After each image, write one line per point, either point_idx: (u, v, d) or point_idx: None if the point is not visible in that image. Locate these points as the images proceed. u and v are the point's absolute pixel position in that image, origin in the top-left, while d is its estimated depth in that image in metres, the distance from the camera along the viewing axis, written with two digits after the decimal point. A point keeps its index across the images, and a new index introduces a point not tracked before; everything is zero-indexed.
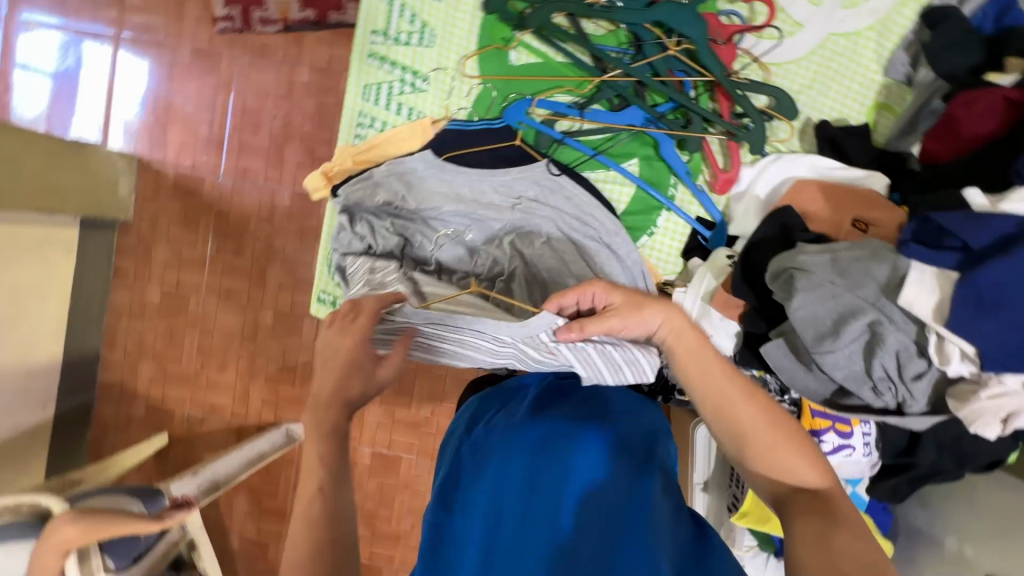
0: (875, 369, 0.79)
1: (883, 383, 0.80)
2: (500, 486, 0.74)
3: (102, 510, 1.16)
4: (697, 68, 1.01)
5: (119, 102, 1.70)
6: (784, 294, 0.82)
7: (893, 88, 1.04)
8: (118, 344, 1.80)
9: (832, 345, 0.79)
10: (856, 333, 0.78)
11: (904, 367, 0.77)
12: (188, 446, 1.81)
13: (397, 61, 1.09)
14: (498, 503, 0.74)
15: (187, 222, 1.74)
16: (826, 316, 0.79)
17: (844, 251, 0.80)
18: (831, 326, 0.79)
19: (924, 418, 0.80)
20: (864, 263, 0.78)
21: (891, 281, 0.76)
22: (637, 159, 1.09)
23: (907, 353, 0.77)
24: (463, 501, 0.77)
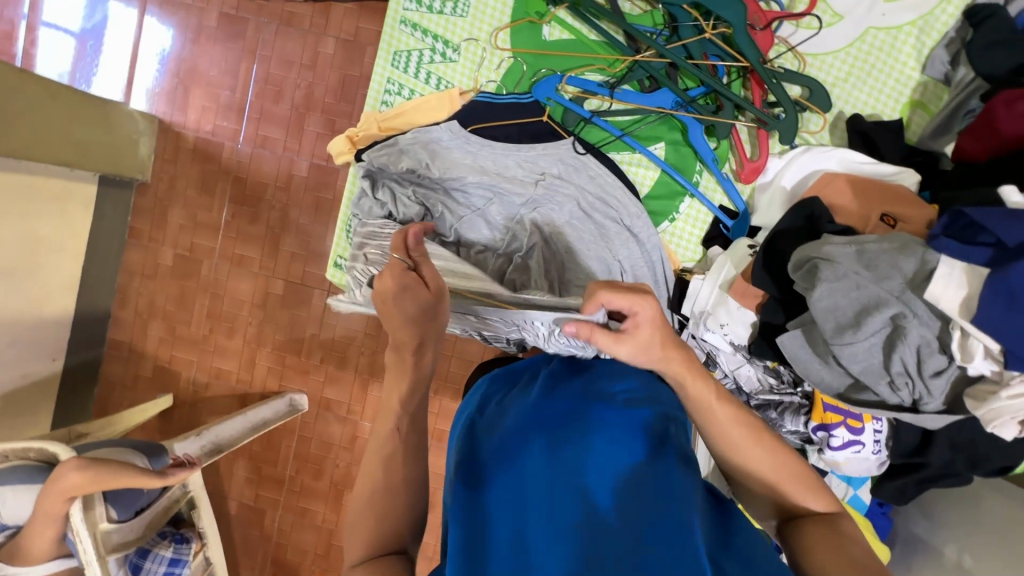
0: (894, 364, 0.78)
1: (900, 380, 0.79)
2: (521, 450, 0.67)
3: (108, 460, 1.17)
4: (732, 53, 1.00)
5: (143, 64, 1.71)
6: (806, 285, 0.82)
7: (929, 85, 1.03)
8: (129, 303, 1.81)
9: (852, 337, 0.79)
10: (879, 326, 0.77)
11: (925, 363, 0.76)
12: (192, 408, 1.83)
13: (428, 30, 1.09)
14: (525, 472, 0.65)
15: (205, 187, 1.75)
16: (848, 309, 0.79)
17: (871, 245, 0.79)
18: (852, 319, 0.79)
19: (942, 415, 0.79)
20: (891, 256, 0.77)
21: (919, 275, 0.75)
22: (663, 143, 1.08)
23: (930, 349, 0.75)
24: (487, 469, 0.69)
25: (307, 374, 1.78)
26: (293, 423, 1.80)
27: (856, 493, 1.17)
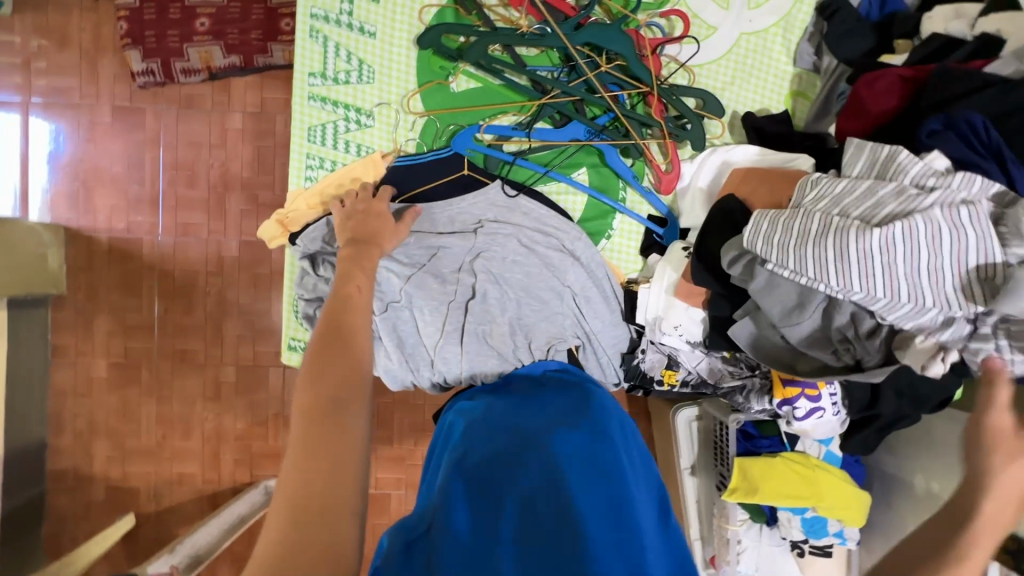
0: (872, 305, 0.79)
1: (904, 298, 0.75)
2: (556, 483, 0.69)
3: None
4: (629, 80, 1.08)
5: (36, 172, 1.61)
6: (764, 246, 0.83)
7: (803, 76, 1.15)
8: (66, 427, 1.67)
9: (837, 268, 0.77)
10: (866, 241, 0.75)
11: (933, 262, 0.73)
12: (159, 522, 1.70)
13: (338, 100, 1.10)
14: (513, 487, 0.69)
15: (130, 287, 1.65)
16: (812, 246, 0.79)
17: (807, 199, 0.86)
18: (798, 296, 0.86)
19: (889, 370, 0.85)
20: (840, 192, 0.82)
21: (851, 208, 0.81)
22: (585, 168, 1.14)
23: (930, 242, 0.72)
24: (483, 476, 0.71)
25: (278, 456, 1.71)
26: None
27: (828, 450, 1.25)
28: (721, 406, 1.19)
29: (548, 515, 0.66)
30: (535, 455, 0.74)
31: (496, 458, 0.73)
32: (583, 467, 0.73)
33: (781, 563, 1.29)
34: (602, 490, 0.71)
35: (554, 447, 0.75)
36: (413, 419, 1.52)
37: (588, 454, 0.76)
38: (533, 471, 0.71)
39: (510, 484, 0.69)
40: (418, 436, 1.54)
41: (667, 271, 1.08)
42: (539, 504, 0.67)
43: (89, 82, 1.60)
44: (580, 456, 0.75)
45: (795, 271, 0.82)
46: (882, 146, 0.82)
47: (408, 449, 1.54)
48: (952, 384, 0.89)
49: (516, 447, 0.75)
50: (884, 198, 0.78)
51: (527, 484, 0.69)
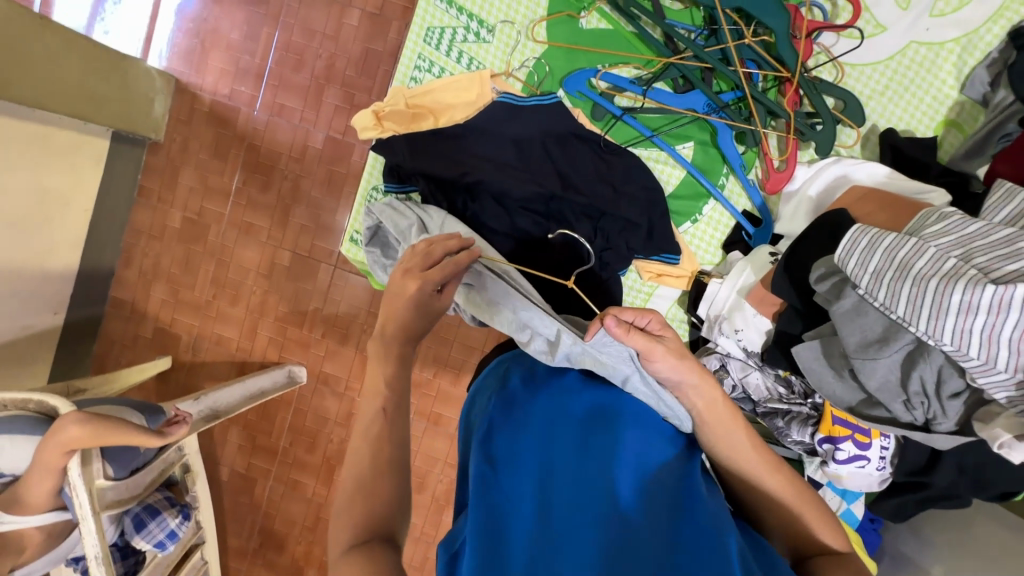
0: (964, 363, 0.71)
1: (1001, 363, 0.66)
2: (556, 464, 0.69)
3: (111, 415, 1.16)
4: (770, 61, 0.99)
5: (164, 20, 1.68)
6: (852, 272, 0.77)
7: (966, 105, 1.02)
8: (134, 262, 1.80)
9: (931, 313, 0.69)
10: (976, 295, 0.66)
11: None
12: (190, 373, 1.82)
13: (464, 8, 1.07)
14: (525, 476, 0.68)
15: (218, 152, 1.73)
16: (910, 285, 0.72)
17: (928, 230, 0.76)
18: (878, 331, 0.78)
19: (958, 439, 0.79)
20: (969, 233, 0.72)
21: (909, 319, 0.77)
22: (692, 143, 1.07)
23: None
24: (502, 460, 0.70)
25: (308, 347, 1.79)
26: (290, 395, 1.79)
27: None
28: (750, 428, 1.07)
29: (554, 496, 0.66)
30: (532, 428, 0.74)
31: (509, 434, 0.74)
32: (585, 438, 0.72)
33: None
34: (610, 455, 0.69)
35: (553, 424, 0.74)
36: (440, 351, 1.53)
37: (589, 424, 0.74)
38: (545, 455, 0.70)
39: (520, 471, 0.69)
40: (438, 368, 1.54)
41: (746, 271, 1.01)
42: (541, 485, 0.67)
43: None
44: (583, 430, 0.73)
45: (884, 304, 0.75)
46: None
47: (426, 378, 1.55)
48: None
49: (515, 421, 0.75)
50: (1022, 249, 0.67)
51: (523, 465, 0.69)
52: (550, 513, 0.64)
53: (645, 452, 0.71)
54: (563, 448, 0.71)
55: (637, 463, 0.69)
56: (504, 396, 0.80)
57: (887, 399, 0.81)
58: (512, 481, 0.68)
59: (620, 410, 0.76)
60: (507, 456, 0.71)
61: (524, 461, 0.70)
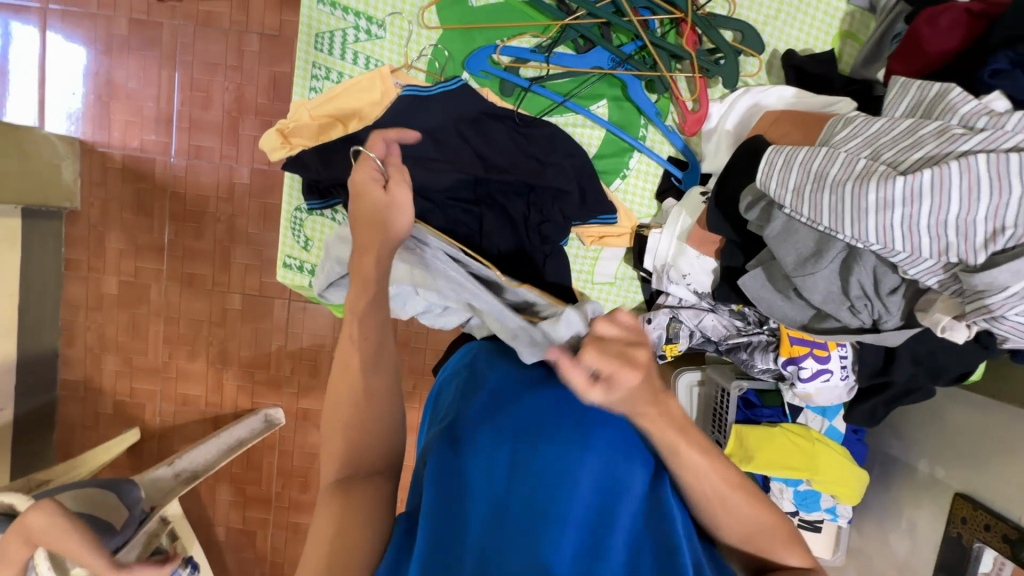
0: (892, 258, 0.73)
1: (924, 251, 0.68)
2: (525, 470, 0.63)
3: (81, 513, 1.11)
4: (662, 4, 0.99)
5: (54, 84, 1.58)
6: (777, 190, 0.77)
7: (856, 15, 1.04)
8: (77, 339, 1.70)
9: (853, 217, 0.70)
10: (888, 190, 0.67)
11: (964, 214, 0.64)
12: (162, 439, 1.74)
13: (349, 7, 1.04)
14: (481, 485, 0.63)
15: (141, 208, 1.64)
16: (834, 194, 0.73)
17: (838, 137, 0.78)
18: (810, 247, 0.79)
19: (903, 332, 0.81)
20: (874, 132, 0.74)
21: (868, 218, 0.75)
22: (606, 101, 1.07)
23: (963, 192, 0.63)
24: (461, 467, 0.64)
25: (280, 387, 1.73)
26: (272, 439, 1.73)
27: (831, 424, 1.22)
28: (723, 372, 1.26)
29: (515, 507, 0.61)
30: (500, 426, 0.67)
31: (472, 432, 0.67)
32: (559, 437, 0.65)
33: None
34: (581, 463, 0.64)
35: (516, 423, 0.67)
36: (414, 361, 1.52)
37: (568, 419, 0.67)
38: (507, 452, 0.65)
39: (478, 480, 0.63)
40: (417, 380, 1.54)
41: (682, 215, 1.02)
42: (497, 505, 0.61)
43: None
44: (558, 433, 0.66)
45: (810, 218, 0.76)
46: (931, 84, 0.73)
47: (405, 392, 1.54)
48: (976, 358, 0.83)
49: (480, 415, 0.69)
50: (923, 138, 0.69)
51: (491, 471, 0.63)
52: (508, 527, 0.60)
53: (615, 456, 0.66)
54: (535, 454, 0.64)
55: (607, 471, 0.65)
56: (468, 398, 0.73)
57: (832, 308, 0.82)
58: (466, 500, 0.62)
59: (592, 410, 0.68)
60: (468, 464, 0.64)
61: (483, 470, 0.64)
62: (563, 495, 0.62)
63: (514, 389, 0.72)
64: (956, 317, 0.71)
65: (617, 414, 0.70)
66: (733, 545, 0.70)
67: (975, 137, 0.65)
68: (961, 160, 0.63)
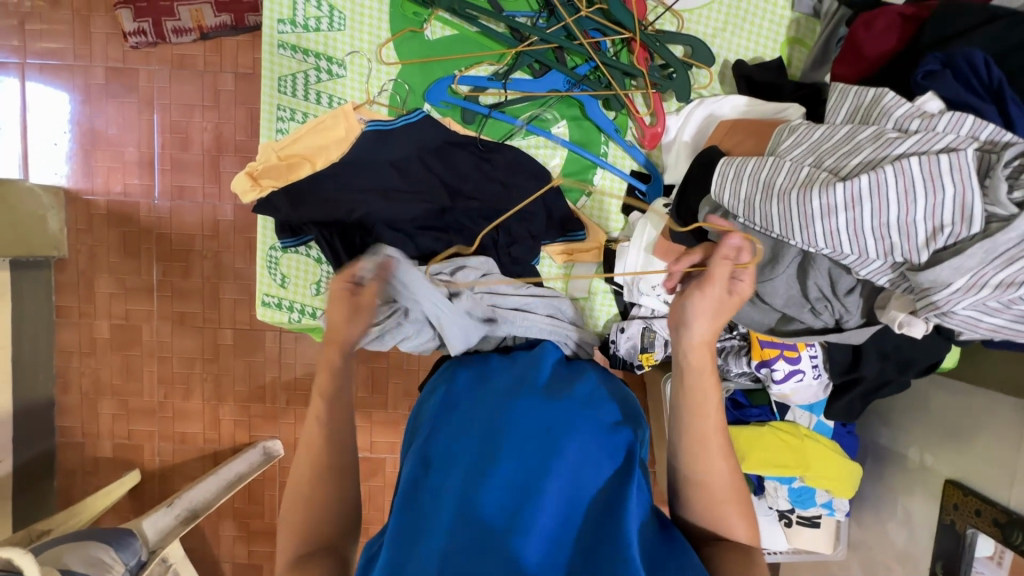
0: (844, 261, 0.74)
1: (870, 252, 0.70)
2: (496, 472, 0.66)
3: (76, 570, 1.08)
4: (611, 26, 1.03)
5: (34, 135, 1.61)
6: (728, 201, 0.80)
7: (802, 20, 1.07)
8: (72, 386, 1.71)
9: (798, 223, 0.73)
10: (830, 196, 0.69)
11: (903, 215, 0.66)
12: (163, 479, 1.75)
13: (309, 49, 1.06)
14: (452, 492, 0.66)
15: (128, 251, 1.66)
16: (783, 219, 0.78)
17: (784, 146, 0.80)
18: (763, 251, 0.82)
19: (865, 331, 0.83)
20: (817, 140, 0.76)
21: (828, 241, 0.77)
22: (565, 121, 1.09)
23: (899, 195, 0.66)
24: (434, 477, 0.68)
25: (277, 418, 1.74)
26: (272, 470, 1.74)
27: (819, 419, 1.22)
28: None
29: (484, 506, 0.64)
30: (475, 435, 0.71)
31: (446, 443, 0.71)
32: (528, 442, 0.69)
33: (768, 533, 1.27)
34: (548, 467, 0.66)
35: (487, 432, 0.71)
36: (406, 384, 1.54)
37: (537, 426, 0.71)
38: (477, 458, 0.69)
39: (449, 487, 0.66)
40: (411, 402, 1.56)
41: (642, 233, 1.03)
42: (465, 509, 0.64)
43: (83, 44, 1.57)
44: (525, 438, 0.69)
45: (763, 226, 0.78)
46: (867, 90, 0.75)
47: (401, 415, 1.56)
48: (939, 349, 0.86)
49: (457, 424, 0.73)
50: (860, 143, 0.71)
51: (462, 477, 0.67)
52: (475, 524, 0.63)
53: (581, 462, 0.69)
54: (502, 459, 0.67)
55: (573, 477, 0.68)
56: (444, 413, 0.77)
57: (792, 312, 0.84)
58: (436, 508, 0.65)
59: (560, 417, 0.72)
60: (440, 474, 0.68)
61: (454, 477, 0.67)
62: (529, 497, 0.64)
63: (487, 397, 0.76)
64: (911, 313, 0.73)
65: (585, 419, 0.73)
66: (712, 553, 0.71)
67: (908, 140, 0.67)
68: (895, 164, 0.66)
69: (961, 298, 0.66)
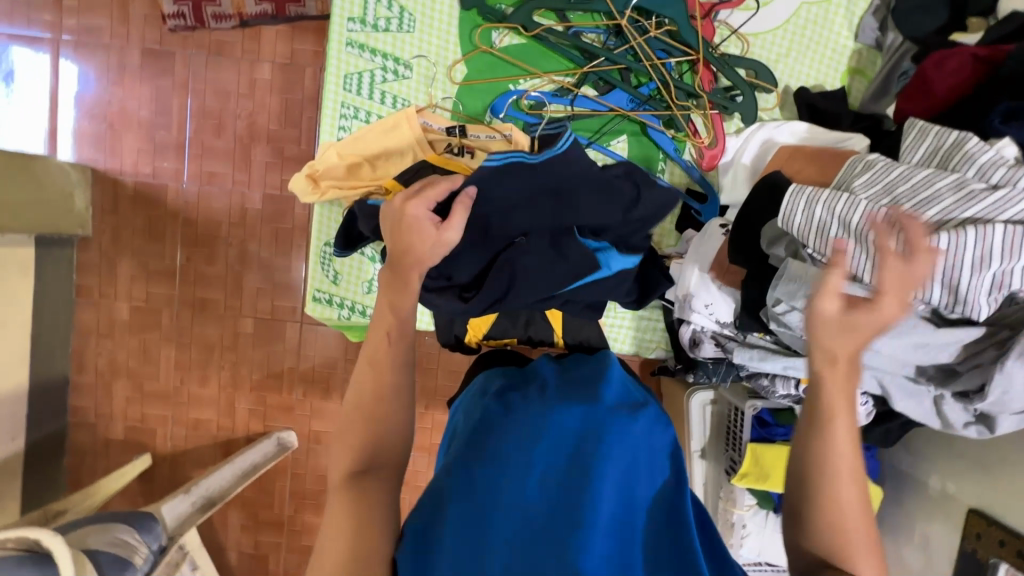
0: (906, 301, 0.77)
1: (935, 298, 0.73)
2: (549, 453, 0.64)
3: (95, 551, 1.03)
4: (679, 47, 1.04)
5: (64, 111, 1.57)
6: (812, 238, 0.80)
7: (864, 52, 1.09)
8: (88, 366, 1.69)
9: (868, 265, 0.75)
10: (905, 244, 0.72)
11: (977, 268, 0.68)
12: (173, 464, 1.73)
13: (376, 49, 1.07)
14: (507, 470, 0.63)
15: (153, 234, 1.63)
16: (915, 277, 0.72)
17: (857, 181, 0.81)
18: (815, 288, 0.80)
19: (912, 388, 0.85)
20: (892, 180, 0.78)
21: (1001, 282, 0.68)
22: (625, 137, 1.10)
23: (977, 252, 0.68)
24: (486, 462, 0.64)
25: (292, 411, 1.72)
26: (284, 461, 1.73)
27: None
28: (737, 391, 1.21)
29: (554, 496, 0.60)
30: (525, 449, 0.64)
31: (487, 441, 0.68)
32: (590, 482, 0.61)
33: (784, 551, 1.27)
34: (608, 462, 0.63)
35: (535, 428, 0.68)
36: (427, 383, 1.54)
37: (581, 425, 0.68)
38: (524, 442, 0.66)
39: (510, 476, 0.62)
40: (430, 401, 1.56)
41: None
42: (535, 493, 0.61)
43: (121, 23, 1.54)
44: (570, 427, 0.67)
45: (830, 260, 0.80)
46: (948, 133, 0.77)
47: (419, 413, 1.56)
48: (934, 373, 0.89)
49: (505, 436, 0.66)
50: (941, 191, 0.73)
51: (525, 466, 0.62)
52: (547, 517, 0.59)
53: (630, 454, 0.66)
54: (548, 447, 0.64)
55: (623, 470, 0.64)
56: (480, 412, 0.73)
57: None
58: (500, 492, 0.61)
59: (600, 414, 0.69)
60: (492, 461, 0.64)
61: (513, 464, 0.64)
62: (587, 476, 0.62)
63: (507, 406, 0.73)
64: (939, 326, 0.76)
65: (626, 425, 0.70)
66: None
67: (990, 196, 0.69)
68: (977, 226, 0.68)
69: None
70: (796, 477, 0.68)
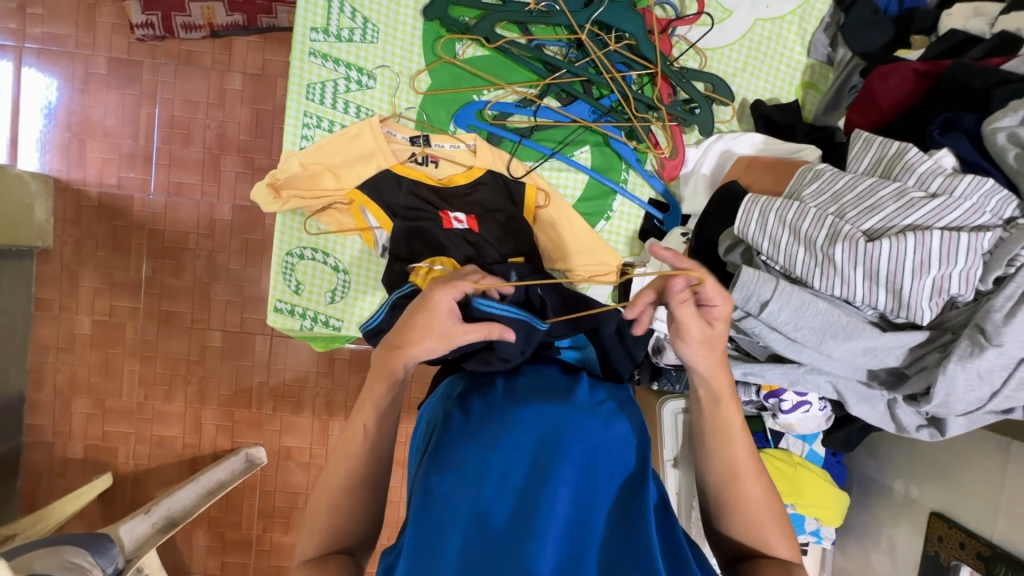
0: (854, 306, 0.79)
1: (881, 302, 0.75)
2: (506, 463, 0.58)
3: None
4: (638, 60, 1.06)
5: (26, 120, 1.53)
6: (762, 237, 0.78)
7: (816, 67, 1.13)
8: (45, 382, 1.62)
9: (819, 270, 0.77)
10: (852, 250, 0.74)
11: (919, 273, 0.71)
12: (136, 483, 1.66)
13: (340, 59, 1.07)
14: (459, 486, 0.57)
15: (117, 246, 1.59)
16: (863, 283, 0.74)
17: (807, 190, 0.83)
18: (771, 293, 0.79)
19: (865, 392, 0.87)
20: (839, 189, 0.80)
21: (937, 291, 0.72)
22: (588, 147, 1.12)
23: (917, 259, 0.70)
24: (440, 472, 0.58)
25: (261, 426, 1.67)
26: (253, 478, 1.67)
27: (811, 448, 1.20)
28: None
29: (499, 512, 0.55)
30: (475, 468, 0.58)
31: (454, 448, 0.61)
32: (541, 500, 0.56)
33: None
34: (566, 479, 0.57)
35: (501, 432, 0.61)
36: None
37: (546, 432, 0.61)
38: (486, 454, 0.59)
39: (462, 489, 0.57)
40: (403, 414, 1.53)
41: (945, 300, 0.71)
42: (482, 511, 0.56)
43: (87, 31, 1.51)
44: (528, 438, 0.60)
45: (783, 267, 0.81)
46: (890, 143, 0.80)
47: None
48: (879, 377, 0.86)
49: (457, 453, 0.60)
50: (883, 199, 0.75)
51: (476, 480, 0.57)
52: (488, 540, 0.54)
53: (598, 467, 0.60)
54: (503, 460, 0.59)
55: (587, 473, 0.60)
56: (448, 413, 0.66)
57: (790, 371, 0.88)
58: (447, 506, 0.56)
59: (572, 422, 0.61)
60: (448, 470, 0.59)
61: (467, 472, 0.58)
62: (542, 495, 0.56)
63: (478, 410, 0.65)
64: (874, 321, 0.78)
65: (600, 430, 0.62)
66: None
67: (929, 204, 0.72)
68: (916, 234, 0.70)
69: (970, 353, 0.71)
70: (751, 484, 0.67)
